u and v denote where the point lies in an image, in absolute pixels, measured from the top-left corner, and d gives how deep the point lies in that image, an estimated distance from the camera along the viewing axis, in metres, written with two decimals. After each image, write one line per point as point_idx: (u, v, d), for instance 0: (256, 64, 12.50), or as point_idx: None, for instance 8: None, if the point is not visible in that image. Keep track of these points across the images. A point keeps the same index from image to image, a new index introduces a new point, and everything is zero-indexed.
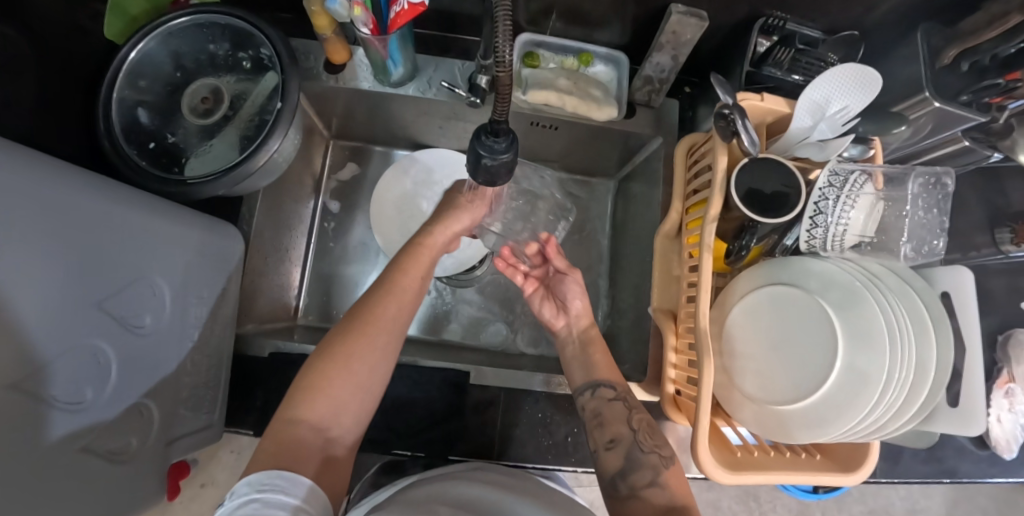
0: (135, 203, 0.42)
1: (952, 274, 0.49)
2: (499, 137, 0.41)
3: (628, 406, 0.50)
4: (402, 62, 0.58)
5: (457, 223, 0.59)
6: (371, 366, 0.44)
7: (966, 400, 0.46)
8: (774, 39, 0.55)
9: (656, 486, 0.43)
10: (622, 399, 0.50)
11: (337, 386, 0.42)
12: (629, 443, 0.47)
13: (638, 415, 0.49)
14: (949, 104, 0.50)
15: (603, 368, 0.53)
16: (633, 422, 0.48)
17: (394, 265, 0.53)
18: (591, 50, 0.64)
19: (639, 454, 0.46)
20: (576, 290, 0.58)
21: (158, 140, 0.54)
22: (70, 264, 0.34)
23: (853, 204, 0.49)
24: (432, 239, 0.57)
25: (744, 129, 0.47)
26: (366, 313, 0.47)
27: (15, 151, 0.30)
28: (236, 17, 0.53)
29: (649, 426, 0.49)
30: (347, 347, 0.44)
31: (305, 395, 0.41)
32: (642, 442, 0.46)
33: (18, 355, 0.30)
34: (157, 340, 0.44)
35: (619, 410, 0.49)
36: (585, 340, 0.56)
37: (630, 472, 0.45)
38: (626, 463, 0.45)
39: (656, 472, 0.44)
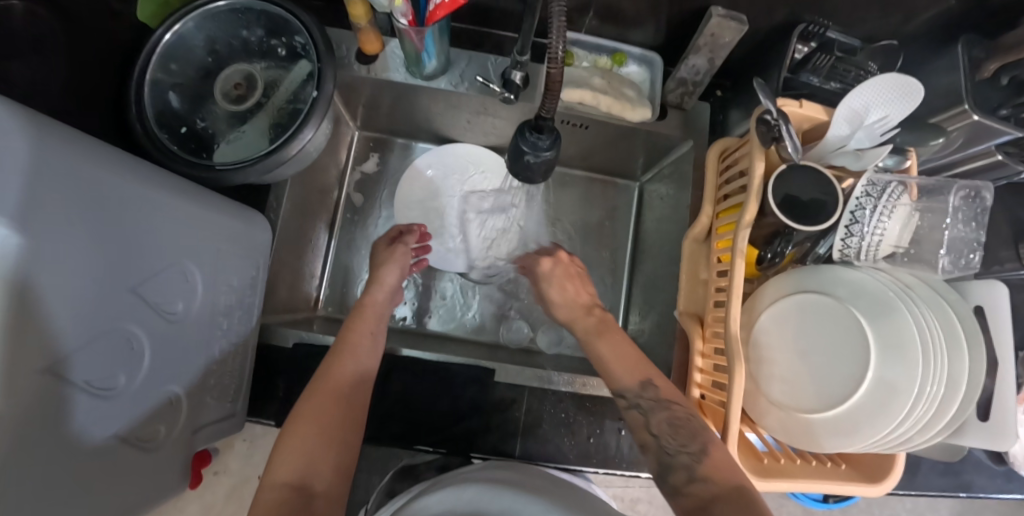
0: (170, 188, 0.41)
1: (986, 288, 0.49)
2: (542, 133, 0.40)
3: (643, 410, 0.48)
4: (436, 55, 0.57)
5: (389, 277, 0.60)
6: (341, 412, 0.44)
7: (997, 414, 0.45)
8: (812, 45, 0.54)
9: (697, 480, 0.41)
10: (635, 405, 0.49)
11: (308, 439, 0.41)
12: (659, 449, 0.45)
13: (654, 415, 0.47)
14: (988, 117, 0.50)
15: (614, 363, 0.53)
16: (654, 427, 0.46)
17: (348, 324, 0.54)
18: (625, 51, 0.64)
19: (669, 456, 0.44)
20: (554, 286, 0.65)
21: (189, 125, 0.54)
22: (107, 248, 0.34)
23: (889, 215, 0.49)
24: (375, 297, 0.58)
25: (788, 135, 0.46)
26: (325, 369, 0.47)
27: (58, 132, 0.30)
28: (272, 4, 0.53)
29: (672, 420, 0.46)
30: (310, 402, 0.44)
31: (279, 455, 0.40)
32: (668, 444, 0.45)
33: (57, 339, 0.30)
34: (187, 327, 0.44)
35: (638, 418, 0.48)
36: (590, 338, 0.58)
37: (668, 475, 0.44)
38: (661, 467, 0.44)
39: (690, 469, 0.42)
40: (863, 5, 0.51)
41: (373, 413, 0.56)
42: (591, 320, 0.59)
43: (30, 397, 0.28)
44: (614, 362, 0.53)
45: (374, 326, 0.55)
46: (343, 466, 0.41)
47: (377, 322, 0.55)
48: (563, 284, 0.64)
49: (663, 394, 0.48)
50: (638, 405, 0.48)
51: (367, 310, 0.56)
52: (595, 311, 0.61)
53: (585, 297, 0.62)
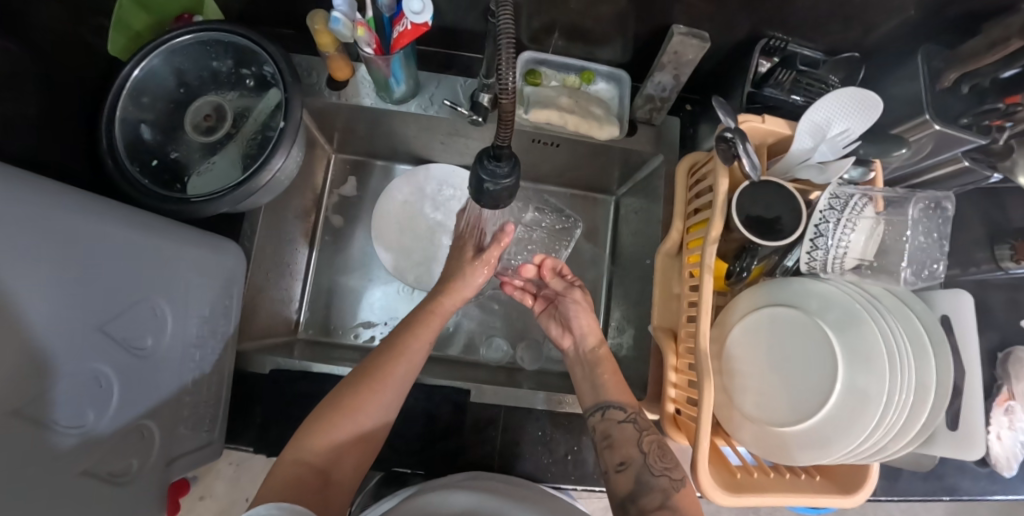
0: (136, 223, 0.42)
1: (950, 297, 0.49)
2: (501, 161, 0.41)
3: (638, 427, 0.50)
4: (404, 79, 0.58)
5: (465, 287, 0.57)
6: (376, 418, 0.46)
7: (965, 426, 0.45)
8: (775, 59, 0.56)
9: (668, 508, 0.43)
10: (632, 420, 0.50)
11: (337, 431, 0.43)
12: (639, 467, 0.47)
13: (648, 434, 0.49)
14: (950, 127, 0.50)
15: (613, 388, 0.53)
16: (643, 444, 0.48)
17: (410, 324, 0.53)
18: (593, 68, 0.64)
19: (650, 476, 0.46)
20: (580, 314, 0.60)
21: (161, 157, 0.55)
22: (72, 288, 0.34)
23: (853, 228, 0.49)
24: (444, 301, 0.56)
25: (745, 154, 0.46)
26: (375, 367, 0.48)
27: (15, 180, 0.30)
28: (238, 35, 0.53)
29: (660, 446, 0.49)
30: (354, 396, 0.45)
31: (307, 437, 0.43)
32: (652, 464, 0.47)
33: (21, 381, 0.30)
34: (161, 360, 0.45)
35: (630, 432, 0.49)
36: (594, 361, 0.57)
37: (641, 495, 0.45)
38: (637, 486, 0.46)
39: (667, 493, 0.44)
40: (818, 19, 0.52)
41: None
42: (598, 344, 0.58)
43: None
44: (615, 385, 0.54)
45: (433, 331, 0.54)
46: (362, 464, 0.45)
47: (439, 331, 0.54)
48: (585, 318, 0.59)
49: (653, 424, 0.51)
50: (637, 421, 0.50)
51: (434, 314, 0.55)
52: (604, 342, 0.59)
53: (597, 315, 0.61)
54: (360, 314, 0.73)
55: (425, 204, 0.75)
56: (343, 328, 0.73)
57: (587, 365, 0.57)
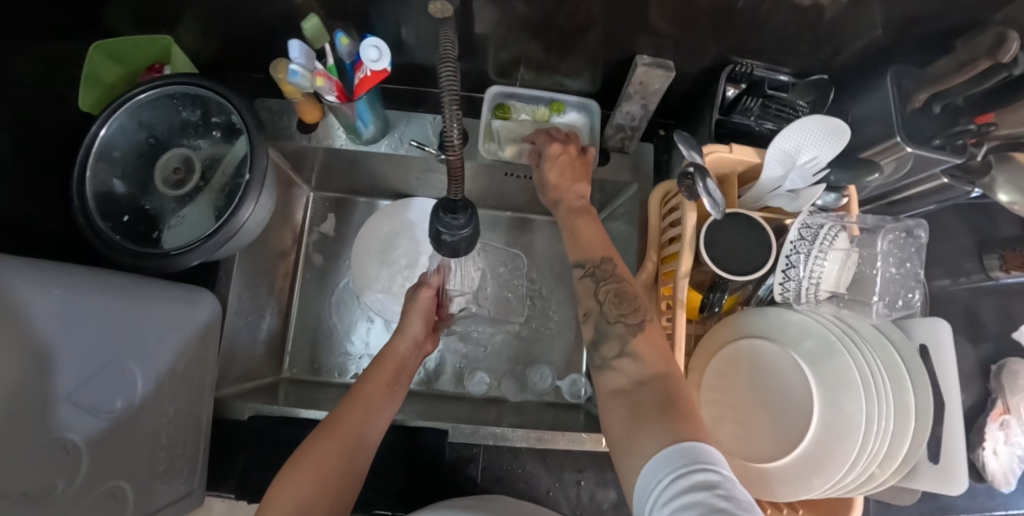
0: (101, 288, 0.42)
1: (929, 326, 0.48)
2: (457, 214, 0.40)
3: (598, 278, 0.46)
4: (372, 121, 0.59)
5: (414, 328, 0.62)
6: (344, 465, 0.45)
7: (946, 458, 0.44)
8: (744, 85, 0.55)
9: (627, 355, 0.41)
10: (591, 273, 0.47)
11: (306, 482, 0.42)
12: (597, 317, 0.45)
13: (605, 284, 0.46)
14: (922, 149, 0.49)
15: (584, 232, 0.50)
16: (600, 293, 0.45)
17: (368, 375, 0.56)
18: (563, 99, 0.63)
19: (606, 325, 0.44)
20: (555, 168, 0.55)
21: (133, 212, 0.55)
22: (32, 357, 0.35)
23: (825, 258, 0.48)
24: (397, 348, 0.61)
25: (706, 192, 0.45)
26: (336, 419, 0.49)
27: None
28: (204, 88, 0.54)
29: (620, 292, 0.45)
30: (320, 446, 0.45)
31: (275, 496, 0.41)
32: (609, 312, 0.44)
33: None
34: (135, 421, 0.45)
35: (589, 286, 0.46)
36: (562, 165, 0.54)
37: (601, 343, 0.44)
38: (597, 334, 0.44)
39: (623, 342, 0.42)
40: (785, 44, 0.51)
41: None
42: (577, 200, 0.53)
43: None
44: (582, 235, 0.50)
45: (391, 377, 0.57)
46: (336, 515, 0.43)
47: (397, 372, 0.58)
48: (563, 165, 0.54)
49: (619, 270, 0.46)
50: (595, 273, 0.46)
51: (388, 360, 0.59)
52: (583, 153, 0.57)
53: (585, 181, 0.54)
54: (345, 351, 0.74)
55: (403, 239, 0.75)
56: (327, 364, 0.73)
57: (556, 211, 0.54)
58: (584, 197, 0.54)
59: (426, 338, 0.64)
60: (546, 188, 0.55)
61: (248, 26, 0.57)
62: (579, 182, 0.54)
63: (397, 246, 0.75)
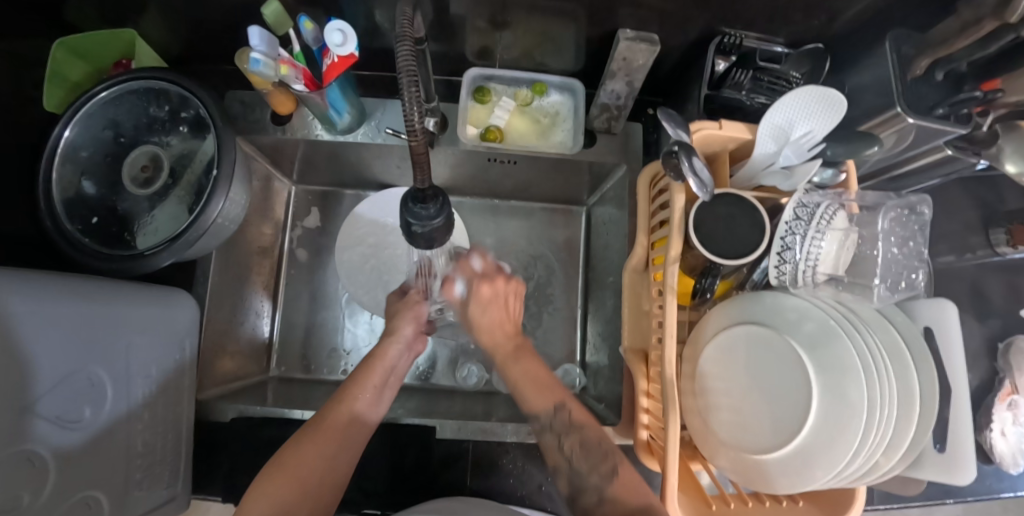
0: (64, 293, 0.40)
1: (934, 307, 0.45)
2: (428, 203, 0.38)
3: (558, 434, 0.48)
4: (346, 110, 0.56)
5: (405, 329, 0.59)
6: (321, 476, 0.43)
7: (953, 445, 0.41)
8: (733, 58, 0.52)
9: (605, 501, 0.42)
10: (548, 430, 0.48)
11: (283, 492, 0.41)
12: (568, 470, 0.46)
13: (568, 438, 0.47)
14: (925, 119, 0.45)
15: (528, 390, 0.50)
16: (566, 448, 0.47)
17: (355, 376, 0.53)
18: (545, 80, 0.61)
19: (582, 478, 0.45)
20: (482, 309, 0.57)
21: (101, 213, 0.53)
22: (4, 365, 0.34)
23: (823, 239, 0.45)
24: (388, 350, 0.57)
25: (691, 171, 0.43)
26: (319, 425, 0.46)
27: None
28: (168, 81, 0.52)
29: (585, 444, 0.47)
30: (296, 455, 0.43)
31: (252, 502, 0.40)
32: (579, 466, 0.45)
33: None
34: (106, 429, 0.43)
35: (551, 441, 0.48)
36: (516, 351, 0.55)
37: (579, 497, 0.45)
38: (573, 489, 0.45)
39: (600, 491, 0.43)
40: (775, 11, 0.48)
41: None
42: (508, 347, 0.55)
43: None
44: (527, 385, 0.51)
45: (380, 382, 0.54)
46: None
47: (387, 375, 0.55)
48: (489, 307, 0.57)
49: (575, 419, 0.48)
50: (552, 430, 0.48)
51: (377, 362, 0.55)
52: (520, 329, 0.57)
53: (512, 316, 0.58)
54: (334, 348, 0.72)
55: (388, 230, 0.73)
56: (315, 362, 0.72)
57: (496, 362, 0.56)
58: (516, 333, 0.57)
59: (418, 340, 0.61)
60: (473, 327, 0.58)
61: (212, 15, 0.55)
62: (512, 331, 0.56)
63: (380, 239, 0.73)
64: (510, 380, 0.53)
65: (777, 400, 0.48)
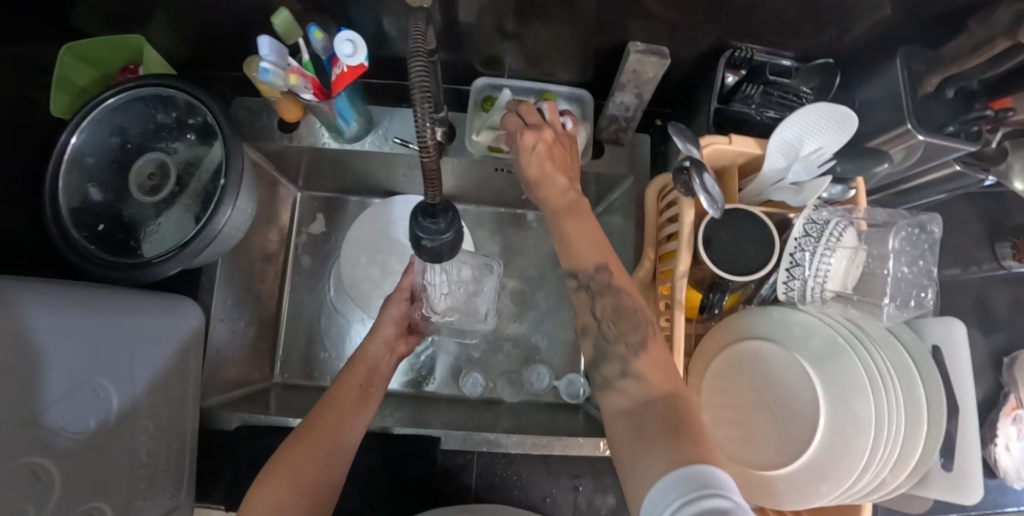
0: (69, 305, 0.40)
1: (943, 327, 0.45)
2: (437, 218, 0.38)
3: (592, 292, 0.43)
4: (354, 119, 0.56)
5: (385, 330, 0.60)
6: (318, 477, 0.43)
7: (960, 463, 0.41)
8: (743, 72, 0.51)
9: (629, 375, 0.39)
10: (586, 286, 0.43)
11: (280, 493, 0.41)
12: (596, 332, 0.43)
13: (602, 298, 0.42)
14: (935, 136, 0.45)
15: (580, 242, 0.44)
16: (597, 309, 0.42)
17: (339, 379, 0.54)
18: (553, 90, 0.60)
19: (606, 343, 0.41)
20: (529, 158, 0.48)
21: (108, 220, 0.53)
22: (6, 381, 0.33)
23: (832, 255, 0.45)
24: (368, 351, 0.58)
25: (702, 188, 0.42)
26: (308, 425, 0.47)
27: None
28: (176, 88, 0.52)
29: (619, 309, 0.41)
30: (290, 456, 0.44)
31: (250, 505, 0.40)
32: (608, 330, 0.41)
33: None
34: (110, 440, 0.43)
35: (582, 300, 0.43)
36: (571, 206, 0.46)
37: (601, 363, 0.41)
38: (596, 354, 0.42)
39: (623, 362, 0.39)
40: (785, 27, 0.48)
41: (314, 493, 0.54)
42: (566, 197, 0.46)
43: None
44: (580, 240, 0.44)
45: (364, 380, 0.55)
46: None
47: (370, 373, 0.56)
48: (535, 153, 0.47)
49: (615, 280, 0.42)
50: (590, 286, 0.42)
51: (361, 363, 0.56)
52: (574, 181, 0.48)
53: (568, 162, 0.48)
54: (338, 354, 0.72)
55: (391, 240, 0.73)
56: (319, 368, 0.72)
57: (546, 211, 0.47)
58: (572, 181, 0.48)
59: (400, 340, 0.62)
60: (528, 185, 0.49)
61: (220, 23, 0.55)
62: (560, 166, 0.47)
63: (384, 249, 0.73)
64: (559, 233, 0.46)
65: (783, 414, 0.48)
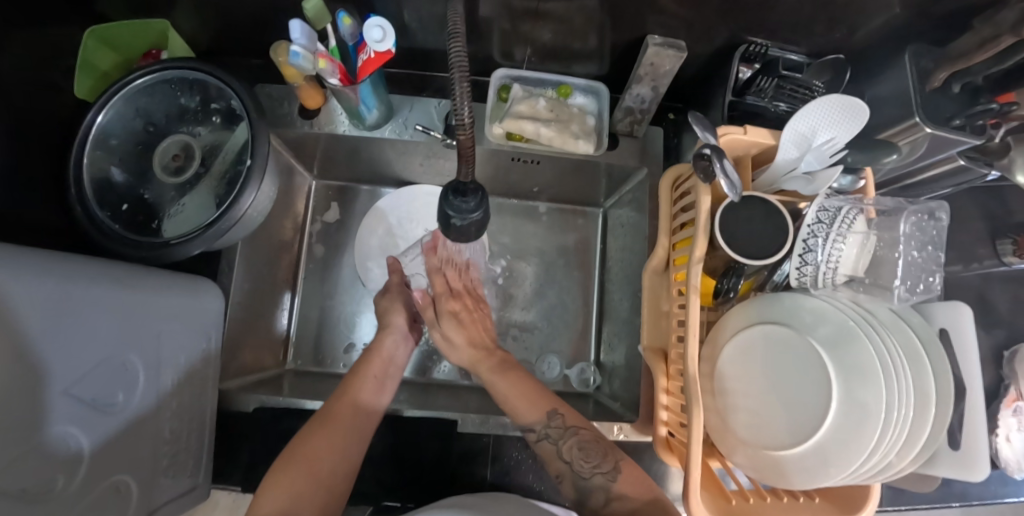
0: (97, 279, 0.40)
1: (951, 311, 0.46)
2: (467, 196, 0.39)
3: (554, 441, 0.49)
4: (376, 105, 0.57)
5: (397, 321, 0.62)
6: (335, 463, 0.45)
7: (968, 444, 0.43)
8: (757, 65, 0.54)
9: (614, 499, 0.45)
10: (546, 436, 0.49)
11: (297, 480, 0.43)
12: (572, 475, 0.48)
13: (564, 442, 0.49)
14: (943, 129, 0.47)
15: (512, 396, 0.53)
16: (564, 453, 0.48)
17: (356, 369, 0.56)
18: (570, 83, 0.62)
19: (584, 480, 0.47)
20: (454, 325, 0.60)
21: (131, 200, 0.54)
22: (42, 350, 0.34)
23: (844, 241, 0.47)
24: (383, 341, 0.60)
25: (723, 173, 0.44)
26: (326, 414, 0.49)
27: None
28: (203, 72, 0.53)
29: (582, 445, 0.48)
30: (308, 442, 0.46)
31: (268, 489, 0.42)
32: (580, 468, 0.47)
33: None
34: (136, 415, 0.43)
35: (548, 449, 0.49)
36: (504, 362, 0.57)
37: (587, 498, 0.46)
38: (579, 492, 0.47)
39: (606, 489, 0.45)
40: (799, 23, 0.49)
41: None
42: (492, 361, 0.57)
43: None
44: (514, 399, 0.53)
45: (379, 371, 0.57)
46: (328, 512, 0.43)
47: (386, 364, 0.58)
48: (462, 321, 0.60)
49: (568, 421, 0.50)
50: (549, 437, 0.49)
51: (376, 354, 0.58)
52: (495, 350, 0.59)
53: (485, 339, 0.60)
54: (350, 342, 0.73)
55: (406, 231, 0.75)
56: (332, 356, 0.72)
57: (478, 374, 0.58)
58: (492, 347, 0.60)
59: (410, 333, 0.63)
60: (450, 343, 0.60)
61: (244, 10, 0.55)
62: (467, 344, 0.59)
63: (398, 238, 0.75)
64: (499, 392, 0.55)
65: (794, 398, 0.49)
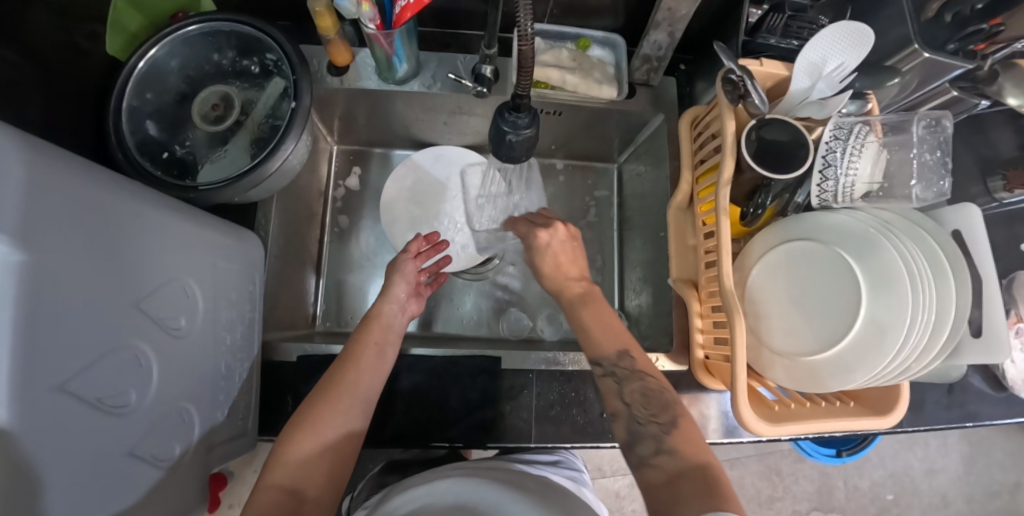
0: (164, 204, 0.41)
1: (960, 213, 0.50)
2: (521, 112, 0.43)
3: (619, 379, 0.48)
4: (406, 58, 0.59)
5: (397, 290, 0.60)
6: (334, 435, 0.45)
7: (988, 331, 0.45)
8: (765, 7, 0.56)
9: (664, 453, 0.43)
10: (611, 373, 0.49)
11: (305, 447, 0.44)
12: (628, 417, 0.47)
13: (629, 384, 0.48)
14: (938, 54, 0.51)
15: (601, 338, 0.51)
16: (625, 394, 0.47)
17: (357, 337, 0.54)
18: (588, 35, 0.65)
19: (638, 425, 0.45)
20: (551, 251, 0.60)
21: (169, 150, 0.54)
22: (119, 257, 0.34)
23: (860, 157, 0.51)
24: (386, 309, 0.58)
25: (756, 91, 0.50)
26: (334, 381, 0.49)
27: (74, 160, 0.31)
28: (243, 24, 0.54)
29: (646, 392, 0.47)
30: (312, 414, 0.46)
31: (279, 458, 0.43)
32: (638, 413, 0.46)
33: (53, 358, 0.28)
34: (193, 343, 0.43)
35: (611, 386, 0.48)
36: (586, 297, 0.56)
37: (636, 442, 0.45)
38: (630, 434, 0.46)
39: (658, 440, 0.44)
40: None
41: (383, 416, 0.56)
42: (577, 288, 0.57)
43: (34, 411, 0.26)
44: (596, 328, 0.53)
45: (380, 339, 0.54)
46: (337, 476, 0.45)
47: (386, 332, 0.55)
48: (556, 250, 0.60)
49: (638, 365, 0.49)
50: (615, 374, 0.48)
51: (376, 321, 0.56)
52: (585, 278, 0.59)
53: (580, 265, 0.59)
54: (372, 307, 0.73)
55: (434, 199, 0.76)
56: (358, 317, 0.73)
57: (564, 304, 0.58)
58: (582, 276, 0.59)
59: (412, 301, 0.61)
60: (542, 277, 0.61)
61: None
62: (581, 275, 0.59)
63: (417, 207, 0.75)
64: (579, 321, 0.55)
65: (823, 320, 0.51)
